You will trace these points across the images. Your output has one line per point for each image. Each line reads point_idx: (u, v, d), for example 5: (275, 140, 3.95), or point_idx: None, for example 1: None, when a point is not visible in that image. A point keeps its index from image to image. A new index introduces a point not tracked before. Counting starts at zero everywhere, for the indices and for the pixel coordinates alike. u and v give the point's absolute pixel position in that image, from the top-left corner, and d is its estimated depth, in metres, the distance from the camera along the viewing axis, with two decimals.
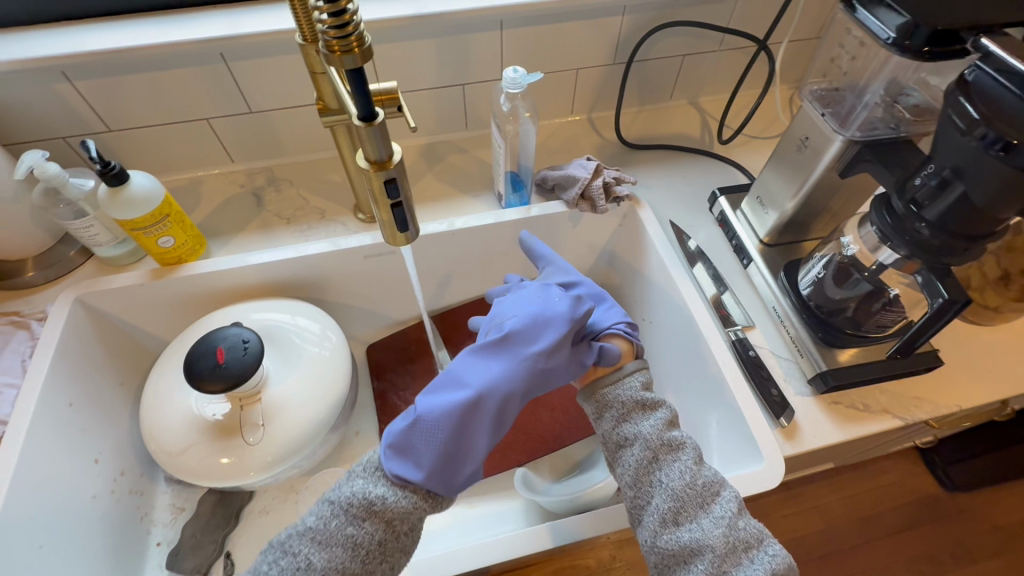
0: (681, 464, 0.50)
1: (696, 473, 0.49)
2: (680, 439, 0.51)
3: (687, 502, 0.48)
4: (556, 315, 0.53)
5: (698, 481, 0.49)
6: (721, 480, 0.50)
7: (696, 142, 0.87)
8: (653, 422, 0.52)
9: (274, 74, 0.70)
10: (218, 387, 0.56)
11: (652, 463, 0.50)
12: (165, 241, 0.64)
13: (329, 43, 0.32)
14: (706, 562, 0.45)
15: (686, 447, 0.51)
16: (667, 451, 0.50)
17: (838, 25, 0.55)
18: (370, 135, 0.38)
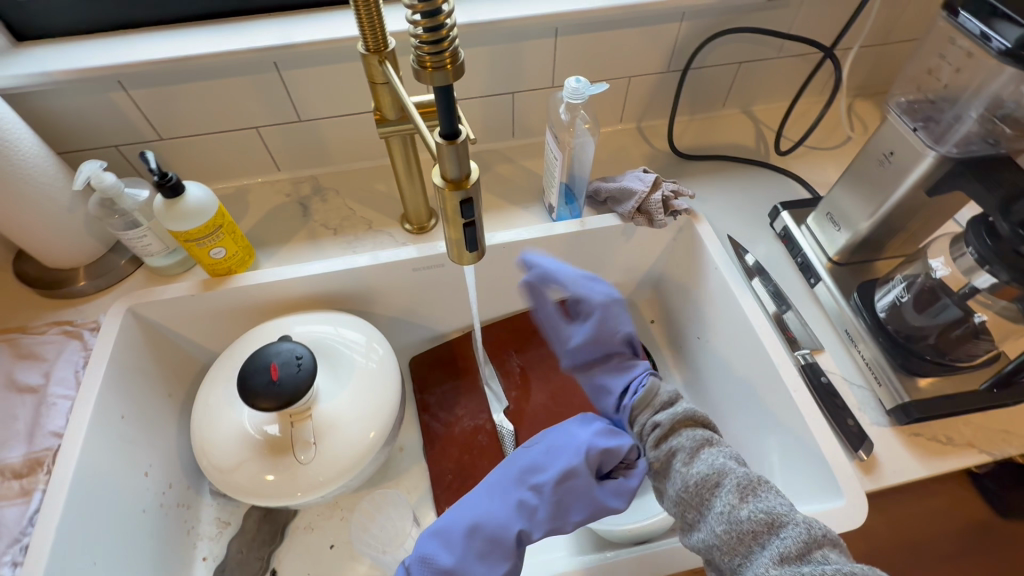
0: (680, 463, 0.46)
1: (688, 474, 0.45)
2: (675, 440, 0.48)
3: (694, 500, 0.44)
4: (571, 441, 0.51)
5: (690, 482, 0.45)
6: (722, 463, 0.45)
7: (752, 153, 0.84)
8: (653, 429, 0.50)
9: (324, 83, 0.69)
10: (270, 404, 0.55)
11: (661, 473, 0.48)
12: (217, 252, 0.63)
13: (421, 58, 0.30)
14: (719, 560, 0.42)
15: (679, 450, 0.47)
16: (663, 459, 0.48)
17: (940, 34, 0.50)
18: (449, 153, 0.36)
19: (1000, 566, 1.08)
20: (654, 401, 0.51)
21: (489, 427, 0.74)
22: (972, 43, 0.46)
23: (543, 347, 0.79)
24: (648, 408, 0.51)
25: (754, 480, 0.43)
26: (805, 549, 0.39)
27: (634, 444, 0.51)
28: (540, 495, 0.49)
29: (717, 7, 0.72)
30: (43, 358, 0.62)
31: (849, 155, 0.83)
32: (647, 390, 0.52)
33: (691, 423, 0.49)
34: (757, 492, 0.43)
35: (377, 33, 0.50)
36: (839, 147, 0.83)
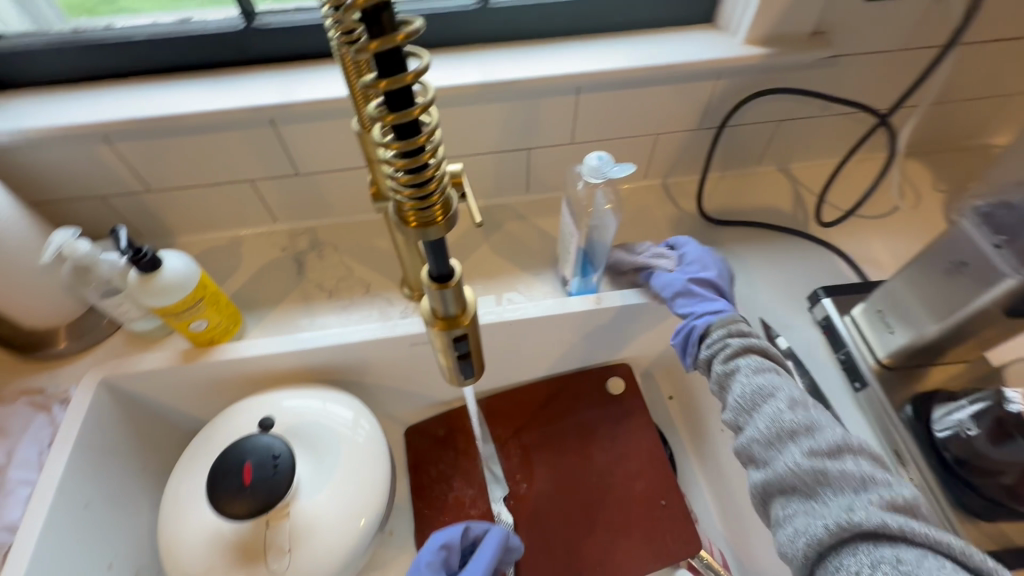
0: (790, 446, 0.45)
1: (807, 460, 0.44)
2: (774, 408, 0.47)
3: (803, 491, 0.43)
4: (421, 558, 0.55)
5: (807, 468, 0.43)
6: (872, 469, 0.43)
7: (789, 219, 0.76)
8: (774, 407, 0.47)
9: (324, 138, 0.64)
10: (241, 511, 0.50)
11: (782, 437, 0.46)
12: (198, 325, 0.58)
13: (403, 212, 0.24)
14: (807, 457, 0.44)
15: (827, 442, 0.44)
16: (800, 426, 0.46)
17: None
18: (440, 295, 0.30)
19: None
20: (797, 420, 0.46)
21: (486, 514, 0.68)
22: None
23: (551, 424, 0.72)
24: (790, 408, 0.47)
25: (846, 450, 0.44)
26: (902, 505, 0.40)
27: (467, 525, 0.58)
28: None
29: (758, 66, 0.65)
30: (8, 433, 0.57)
31: (899, 226, 0.75)
32: (786, 406, 0.47)
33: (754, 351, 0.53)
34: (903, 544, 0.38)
35: (374, 110, 0.44)
36: (887, 217, 0.75)
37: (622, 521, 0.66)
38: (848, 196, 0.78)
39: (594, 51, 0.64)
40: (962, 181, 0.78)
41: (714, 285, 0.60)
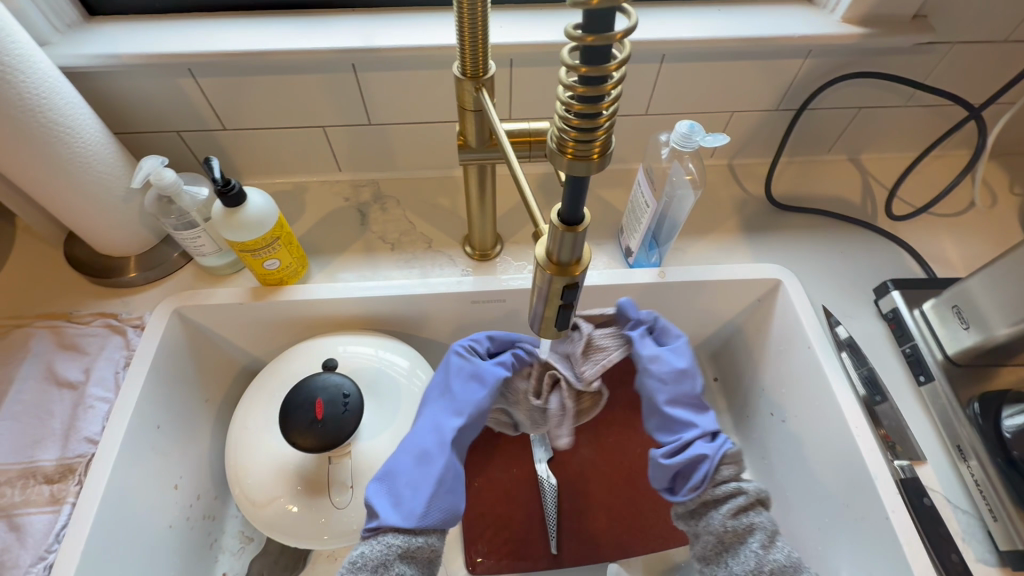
0: (756, 561, 0.46)
1: (766, 559, 0.46)
2: (740, 503, 0.48)
3: (722, 551, 0.48)
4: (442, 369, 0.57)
5: (766, 568, 0.45)
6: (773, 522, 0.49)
7: (858, 211, 0.75)
8: (732, 496, 0.48)
9: (401, 89, 0.64)
10: (310, 444, 0.51)
11: (729, 543, 0.48)
12: (271, 263, 0.60)
13: (563, 142, 0.24)
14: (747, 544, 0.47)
15: (757, 528, 0.47)
16: (766, 538, 0.47)
17: None
18: (564, 239, 0.30)
19: None
20: (721, 483, 0.49)
21: (530, 477, 0.69)
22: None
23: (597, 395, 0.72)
24: (720, 485, 0.49)
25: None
26: None
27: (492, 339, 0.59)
28: (456, 386, 0.55)
29: (851, 46, 0.63)
30: (85, 352, 0.59)
31: (973, 226, 0.73)
32: (715, 482, 0.49)
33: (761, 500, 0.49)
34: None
35: (478, 57, 0.43)
36: (959, 215, 0.74)
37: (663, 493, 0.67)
38: (920, 192, 0.76)
39: (682, 19, 0.62)
40: None
41: (698, 400, 0.54)
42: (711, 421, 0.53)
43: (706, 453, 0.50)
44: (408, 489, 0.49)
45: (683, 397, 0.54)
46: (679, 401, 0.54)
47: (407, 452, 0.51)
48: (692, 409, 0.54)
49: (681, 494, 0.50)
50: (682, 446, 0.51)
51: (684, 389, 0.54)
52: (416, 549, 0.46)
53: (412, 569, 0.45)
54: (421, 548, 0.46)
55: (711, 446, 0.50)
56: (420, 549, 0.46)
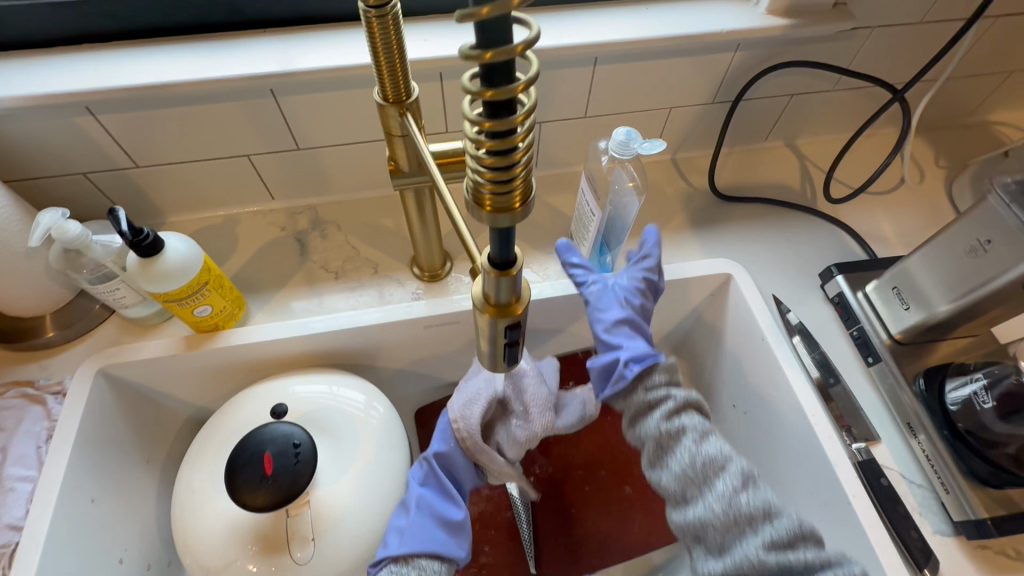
0: (699, 444, 0.47)
1: (698, 454, 0.46)
2: (659, 377, 0.50)
3: (664, 451, 0.48)
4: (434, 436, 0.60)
5: (698, 459, 0.46)
6: (709, 424, 0.49)
7: (799, 197, 0.76)
8: (663, 379, 0.50)
9: (326, 110, 0.60)
10: (261, 504, 0.48)
11: (666, 432, 0.47)
12: (203, 310, 0.56)
13: (480, 193, 0.22)
14: (684, 442, 0.47)
15: (689, 428, 0.47)
16: (697, 433, 0.47)
17: None
18: (498, 283, 0.28)
19: None
20: (653, 388, 0.49)
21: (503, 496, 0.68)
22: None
23: None
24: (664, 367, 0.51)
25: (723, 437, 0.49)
26: (799, 536, 0.43)
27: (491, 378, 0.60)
28: (421, 470, 0.57)
29: (777, 37, 0.63)
30: None
31: (905, 202, 0.75)
32: (664, 365, 0.51)
33: (694, 407, 0.49)
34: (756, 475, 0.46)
35: (398, 82, 0.41)
36: (891, 193, 0.76)
37: (638, 498, 0.67)
38: (855, 172, 0.78)
39: (611, 20, 0.61)
40: (966, 159, 0.79)
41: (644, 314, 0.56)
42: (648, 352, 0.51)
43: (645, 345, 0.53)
44: (420, 527, 0.52)
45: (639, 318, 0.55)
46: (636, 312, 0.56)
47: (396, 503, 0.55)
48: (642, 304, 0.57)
49: (608, 392, 0.52)
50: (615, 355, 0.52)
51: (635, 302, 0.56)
52: None
53: None
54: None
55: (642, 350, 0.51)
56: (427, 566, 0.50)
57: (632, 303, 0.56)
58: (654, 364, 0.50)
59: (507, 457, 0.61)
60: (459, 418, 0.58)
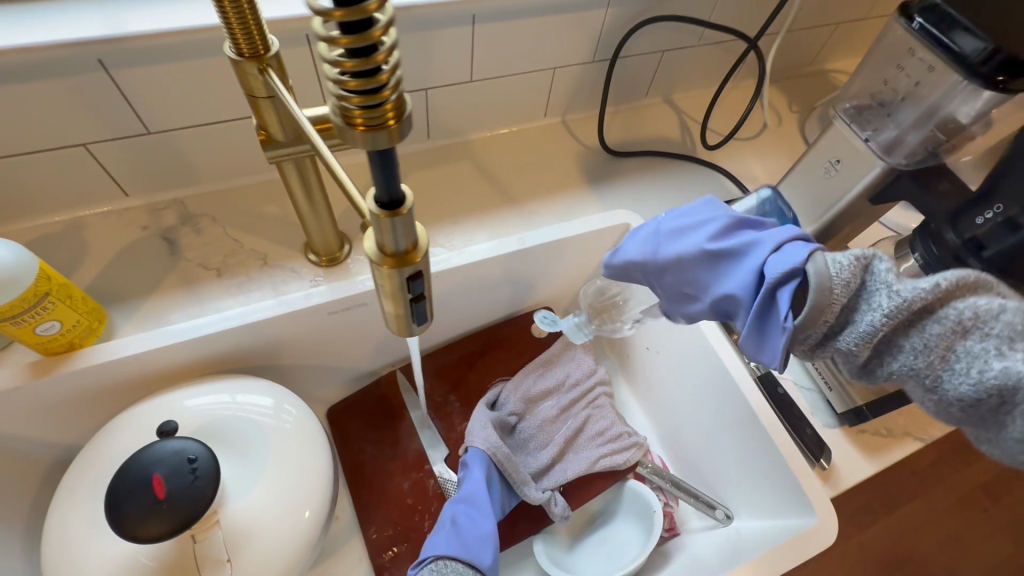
0: (989, 343, 0.31)
1: (956, 392, 0.32)
2: (880, 296, 0.33)
3: (933, 389, 0.33)
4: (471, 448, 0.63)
5: (969, 398, 0.32)
6: (958, 333, 0.32)
7: (681, 147, 0.81)
8: (882, 289, 0.33)
9: (176, 84, 0.53)
10: (158, 534, 0.42)
11: (938, 354, 0.32)
12: (47, 328, 0.47)
13: (347, 113, 0.20)
14: (926, 375, 0.33)
15: (920, 364, 0.33)
16: (957, 327, 0.32)
17: (897, 42, 0.50)
18: (389, 226, 0.26)
19: (919, 522, 1.14)
20: (809, 327, 0.34)
21: (430, 477, 0.67)
22: (928, 50, 0.44)
23: (486, 377, 0.73)
24: (822, 255, 0.35)
25: (972, 275, 0.33)
26: None
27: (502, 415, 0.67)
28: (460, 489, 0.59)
29: None
30: None
31: (769, 144, 0.83)
32: (822, 286, 0.33)
33: (921, 321, 0.32)
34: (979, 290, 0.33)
35: (252, 34, 0.36)
36: (757, 137, 0.84)
37: None
38: (725, 121, 0.85)
39: None
40: (812, 103, 0.89)
41: (733, 226, 0.40)
42: (805, 251, 0.35)
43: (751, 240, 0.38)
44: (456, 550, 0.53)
45: (728, 232, 0.40)
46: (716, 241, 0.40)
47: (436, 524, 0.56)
48: (684, 238, 0.41)
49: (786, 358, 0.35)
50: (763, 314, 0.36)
51: (708, 230, 0.40)
52: None
53: None
54: None
55: (786, 261, 0.35)
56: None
57: (642, 249, 0.44)
58: (815, 300, 0.33)
59: (530, 471, 0.64)
60: (486, 445, 0.62)
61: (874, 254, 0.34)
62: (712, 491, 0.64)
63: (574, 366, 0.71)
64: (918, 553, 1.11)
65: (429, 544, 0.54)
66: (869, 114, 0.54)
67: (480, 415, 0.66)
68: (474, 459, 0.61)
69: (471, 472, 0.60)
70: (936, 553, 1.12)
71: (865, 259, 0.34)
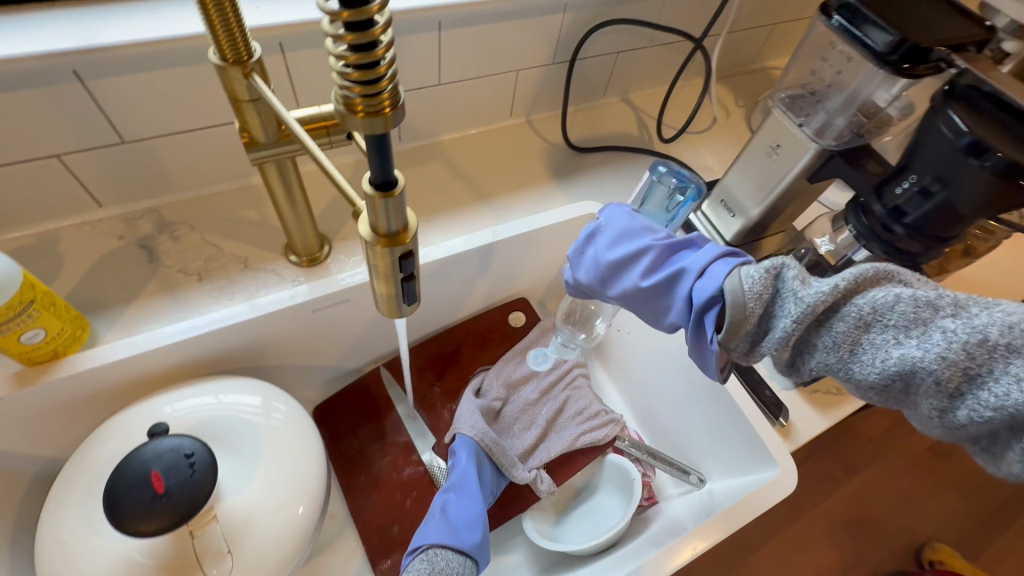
0: (887, 334, 0.34)
1: (869, 380, 0.35)
2: (788, 302, 0.36)
3: (849, 380, 0.36)
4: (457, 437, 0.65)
5: (880, 384, 0.35)
6: (859, 328, 0.34)
7: (639, 141, 0.86)
8: (789, 295, 0.36)
9: (151, 93, 0.54)
10: (159, 527, 0.42)
11: (847, 350, 0.35)
12: (32, 336, 0.47)
13: (350, 100, 0.23)
14: (841, 368, 0.36)
15: (833, 359, 0.35)
16: (858, 323, 0.34)
17: (821, 38, 0.56)
18: (384, 207, 0.29)
19: (878, 484, 1.22)
20: (736, 340, 0.38)
21: (418, 466, 0.69)
22: (849, 45, 0.50)
23: (466, 367, 0.75)
24: (737, 272, 0.38)
25: (871, 270, 0.35)
26: None
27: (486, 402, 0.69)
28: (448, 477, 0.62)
29: None
30: None
31: (719, 136, 0.89)
32: (736, 304, 0.36)
33: (828, 318, 0.35)
34: (883, 281, 0.35)
35: (236, 40, 0.39)
36: (708, 130, 0.90)
37: None
38: (678, 117, 0.91)
39: None
40: (756, 97, 0.96)
41: (662, 253, 0.43)
42: (724, 271, 0.39)
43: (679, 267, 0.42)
44: (443, 535, 0.55)
45: (659, 262, 0.44)
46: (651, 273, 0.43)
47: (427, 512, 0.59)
48: (624, 270, 0.45)
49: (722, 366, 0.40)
50: (700, 332, 0.40)
51: (641, 265, 0.44)
52: (442, 569, 0.53)
53: None
54: (447, 568, 0.53)
55: (707, 289, 0.39)
56: (448, 565, 0.53)
57: (591, 277, 0.47)
58: (731, 319, 0.37)
59: (516, 452, 0.67)
60: (472, 431, 0.64)
61: (783, 263, 0.37)
62: (685, 458, 0.69)
63: (550, 352, 0.75)
64: (878, 513, 1.19)
65: (420, 532, 0.56)
66: (802, 102, 0.60)
67: (465, 403, 0.69)
68: (460, 447, 0.63)
69: (458, 459, 0.63)
70: (894, 511, 1.20)
71: (776, 268, 0.37)
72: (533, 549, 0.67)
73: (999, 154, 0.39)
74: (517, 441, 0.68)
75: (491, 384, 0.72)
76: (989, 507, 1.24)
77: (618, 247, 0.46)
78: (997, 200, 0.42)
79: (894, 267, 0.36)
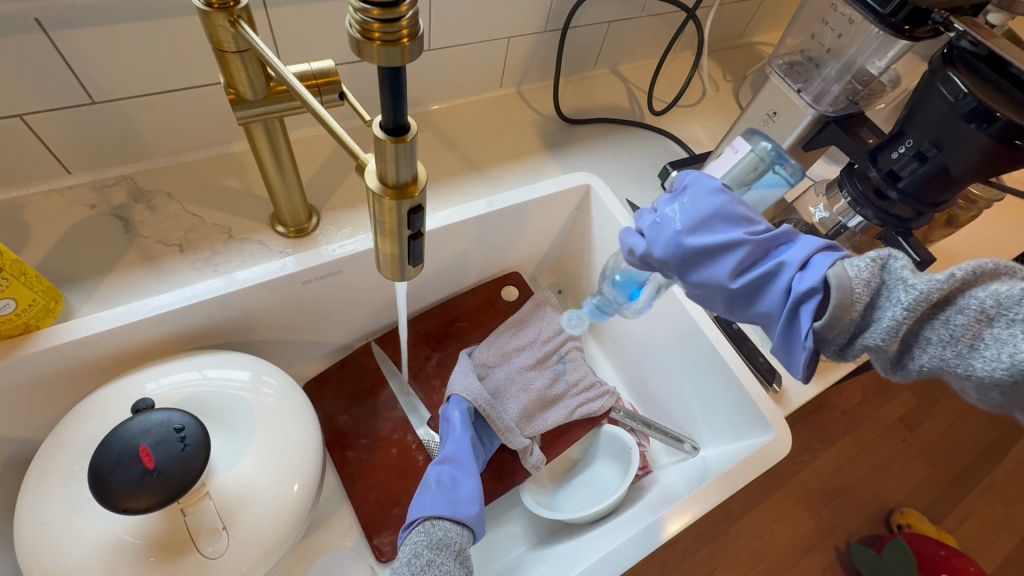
0: (1013, 329, 0.32)
1: (988, 380, 0.33)
2: (898, 291, 0.36)
3: (969, 381, 0.34)
4: (449, 409, 0.64)
5: (1002, 385, 0.32)
6: (978, 321, 0.33)
7: (630, 114, 0.85)
8: (899, 284, 0.36)
9: (125, 49, 0.50)
10: (149, 504, 0.41)
11: (965, 343, 0.33)
12: (1, 307, 0.44)
13: (366, 26, 0.21)
14: (958, 366, 0.34)
15: (949, 354, 0.34)
16: (978, 315, 0.33)
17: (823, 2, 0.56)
18: (395, 153, 0.28)
19: (854, 452, 1.27)
20: (834, 335, 0.38)
21: (413, 441, 0.68)
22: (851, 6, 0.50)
23: (460, 342, 0.74)
24: (840, 263, 0.39)
25: (992, 265, 0.34)
26: None
27: (479, 371, 0.70)
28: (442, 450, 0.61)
29: None
30: None
31: (709, 110, 0.89)
32: (841, 290, 0.37)
33: (944, 311, 0.34)
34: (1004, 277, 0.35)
35: None
36: (698, 104, 0.90)
37: None
38: (668, 90, 0.90)
39: None
40: (744, 73, 0.96)
41: (758, 244, 0.43)
42: (827, 263, 0.39)
43: (777, 260, 0.42)
44: (439, 506, 0.54)
45: (753, 253, 0.43)
46: (744, 265, 0.43)
47: (420, 486, 0.58)
48: (715, 258, 0.44)
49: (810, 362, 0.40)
50: (794, 325, 0.40)
51: (734, 255, 0.43)
52: (440, 540, 0.52)
53: (449, 557, 0.51)
54: (446, 539, 0.52)
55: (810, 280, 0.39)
56: (446, 536, 0.52)
57: (672, 258, 0.46)
58: (835, 305, 0.37)
59: (508, 417, 0.67)
60: (463, 389, 0.65)
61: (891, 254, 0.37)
62: (679, 427, 0.69)
63: (545, 325, 0.74)
64: (853, 480, 1.24)
65: (415, 505, 0.55)
66: (800, 68, 0.60)
67: (460, 364, 0.69)
68: (453, 419, 0.63)
69: (450, 431, 0.62)
70: (868, 477, 1.25)
71: (883, 259, 0.37)
72: (530, 520, 0.67)
73: (1000, 116, 0.39)
74: (510, 408, 0.67)
75: (484, 351, 0.72)
76: (954, 474, 1.30)
77: (706, 229, 0.45)
78: (991, 161, 0.42)
79: (1014, 265, 0.35)
